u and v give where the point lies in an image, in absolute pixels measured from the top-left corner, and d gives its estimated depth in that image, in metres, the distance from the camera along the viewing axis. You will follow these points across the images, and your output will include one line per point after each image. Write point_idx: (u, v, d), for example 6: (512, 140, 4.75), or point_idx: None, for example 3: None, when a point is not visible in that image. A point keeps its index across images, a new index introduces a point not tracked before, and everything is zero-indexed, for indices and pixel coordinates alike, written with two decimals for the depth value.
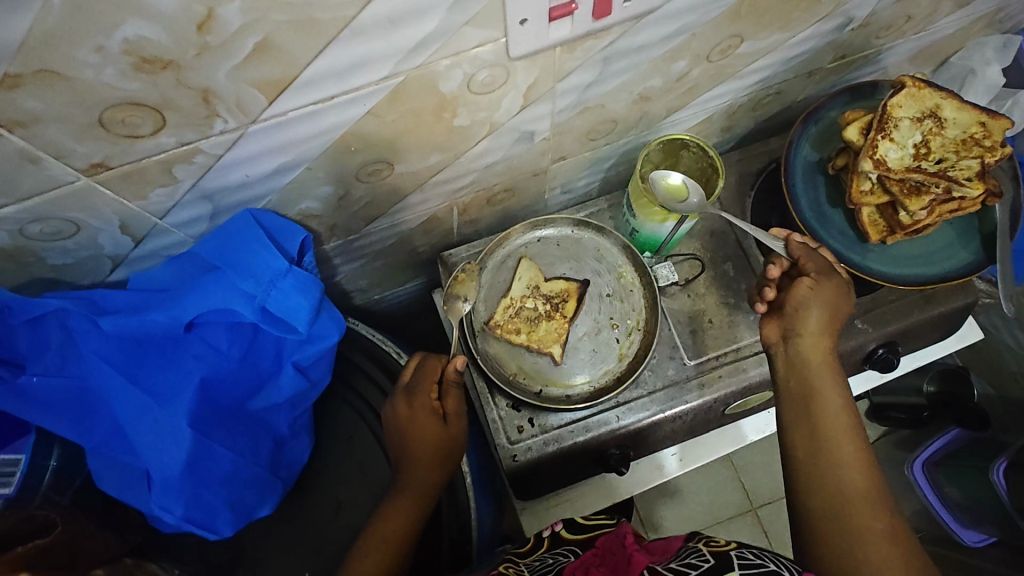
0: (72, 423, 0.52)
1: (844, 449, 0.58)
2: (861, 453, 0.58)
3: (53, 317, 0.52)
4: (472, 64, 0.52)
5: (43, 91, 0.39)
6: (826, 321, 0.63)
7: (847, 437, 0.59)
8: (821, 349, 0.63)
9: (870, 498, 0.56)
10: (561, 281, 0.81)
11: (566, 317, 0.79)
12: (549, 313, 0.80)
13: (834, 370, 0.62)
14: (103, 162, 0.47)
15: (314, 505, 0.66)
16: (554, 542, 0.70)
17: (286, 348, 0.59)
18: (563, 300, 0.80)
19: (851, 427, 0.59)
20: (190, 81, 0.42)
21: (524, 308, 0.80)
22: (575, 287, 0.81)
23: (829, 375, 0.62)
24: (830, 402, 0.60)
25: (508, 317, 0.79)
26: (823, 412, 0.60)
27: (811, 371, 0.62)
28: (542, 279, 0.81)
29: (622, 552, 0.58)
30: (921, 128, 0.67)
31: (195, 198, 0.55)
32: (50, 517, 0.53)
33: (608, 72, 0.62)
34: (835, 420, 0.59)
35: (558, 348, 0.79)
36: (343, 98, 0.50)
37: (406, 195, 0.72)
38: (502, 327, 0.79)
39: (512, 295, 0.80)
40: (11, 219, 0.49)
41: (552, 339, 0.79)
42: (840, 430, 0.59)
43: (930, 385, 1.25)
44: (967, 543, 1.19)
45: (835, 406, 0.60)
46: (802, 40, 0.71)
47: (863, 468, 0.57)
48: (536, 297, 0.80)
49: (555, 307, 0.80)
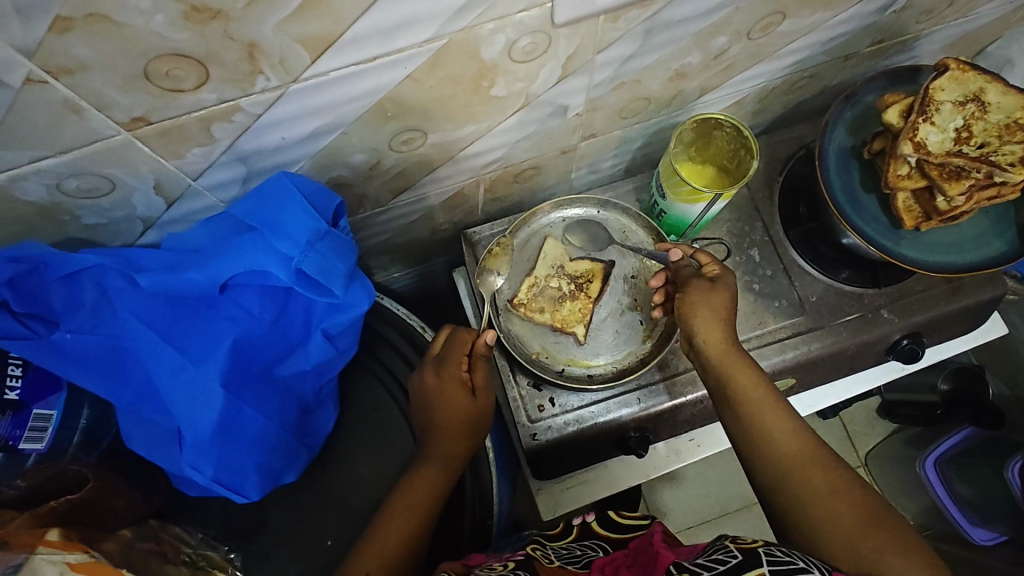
0: (104, 379, 0.53)
1: (768, 420, 0.60)
2: (788, 420, 0.60)
3: (88, 274, 0.52)
4: (515, 29, 0.51)
5: (92, 37, 0.39)
6: (712, 319, 0.64)
7: (769, 409, 0.60)
8: (718, 341, 0.64)
9: (809, 456, 0.58)
10: (586, 262, 0.81)
11: (590, 297, 0.79)
12: (574, 294, 0.79)
13: (739, 356, 0.64)
14: (144, 117, 0.46)
15: (337, 475, 0.66)
16: (583, 533, 0.71)
17: (317, 315, 0.59)
18: (588, 280, 0.80)
19: (771, 400, 0.61)
20: (237, 33, 0.42)
21: (549, 287, 0.79)
22: (600, 268, 0.80)
23: (738, 361, 0.63)
24: (745, 385, 0.62)
25: (533, 295, 0.79)
26: (745, 395, 0.61)
27: (720, 359, 0.64)
28: (567, 259, 0.81)
29: (651, 551, 0.58)
30: (963, 113, 0.66)
31: (231, 160, 0.55)
32: (83, 473, 0.55)
33: (648, 46, 0.61)
34: (756, 400, 0.61)
35: (582, 328, 0.78)
36: (386, 59, 0.49)
37: (436, 168, 0.71)
38: (525, 305, 0.78)
39: (536, 274, 0.80)
40: (51, 172, 0.48)
41: (576, 318, 0.78)
42: (764, 407, 0.61)
43: (944, 383, 1.23)
44: (978, 541, 1.18)
45: (752, 386, 0.62)
46: (842, 21, 0.70)
47: (792, 432, 0.59)
48: (560, 277, 0.80)
49: (579, 287, 0.79)
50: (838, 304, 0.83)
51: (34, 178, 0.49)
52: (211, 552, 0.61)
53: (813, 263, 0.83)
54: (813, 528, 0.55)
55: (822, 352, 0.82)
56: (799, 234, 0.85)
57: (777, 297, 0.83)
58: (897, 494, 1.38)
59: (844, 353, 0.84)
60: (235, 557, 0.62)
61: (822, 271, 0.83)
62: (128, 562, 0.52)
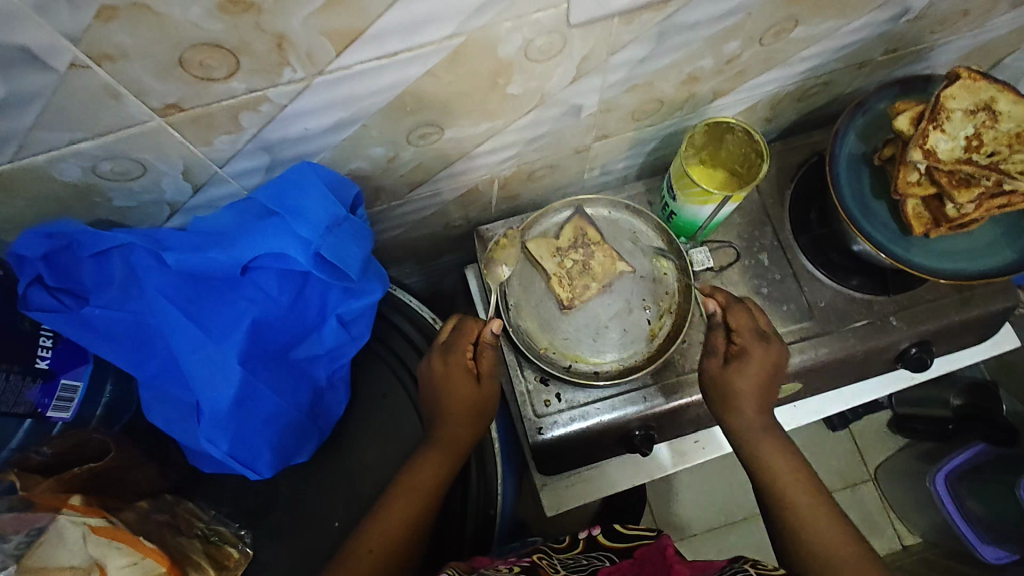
0: (129, 353, 0.55)
1: (769, 452, 0.66)
2: (831, 514, 0.61)
3: (118, 252, 0.54)
4: (532, 28, 0.53)
5: (133, 25, 0.41)
6: (731, 402, 0.68)
7: (775, 444, 0.67)
8: (749, 415, 0.67)
9: (797, 475, 0.64)
10: (568, 226, 0.82)
11: (600, 240, 0.82)
12: (589, 251, 0.82)
13: (772, 431, 0.68)
14: (177, 104, 0.49)
15: (345, 459, 0.68)
16: (590, 546, 0.73)
17: (331, 301, 0.61)
18: (582, 234, 0.82)
19: (809, 486, 0.63)
20: (267, 25, 0.44)
21: (571, 267, 0.81)
22: (578, 219, 0.83)
23: (766, 434, 0.67)
24: (782, 470, 0.65)
25: (570, 285, 0.80)
26: (750, 431, 0.67)
27: (754, 429, 0.67)
28: (554, 240, 0.82)
29: (662, 564, 0.61)
30: (974, 121, 0.66)
31: (256, 148, 0.57)
32: (104, 443, 0.57)
33: (661, 48, 0.63)
34: (795, 484, 0.63)
35: (624, 264, 0.81)
36: (406, 55, 0.51)
37: (452, 163, 0.73)
38: (572, 298, 0.80)
39: (553, 272, 0.81)
40: (88, 155, 0.51)
41: (611, 258, 0.81)
42: (800, 490, 0.63)
43: (957, 398, 1.24)
44: (989, 560, 1.15)
45: (762, 429, 0.67)
46: (856, 29, 0.71)
47: (838, 535, 0.59)
48: (567, 254, 0.81)
49: (586, 248, 0.82)
50: (847, 310, 0.84)
51: (72, 160, 0.51)
52: (222, 527, 0.63)
53: (823, 270, 0.84)
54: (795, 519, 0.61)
55: (829, 358, 0.83)
56: (809, 240, 0.85)
57: (786, 301, 0.84)
58: (907, 510, 1.36)
59: (852, 359, 0.84)
60: (244, 534, 0.64)
61: (831, 277, 0.84)
62: (146, 529, 0.56)
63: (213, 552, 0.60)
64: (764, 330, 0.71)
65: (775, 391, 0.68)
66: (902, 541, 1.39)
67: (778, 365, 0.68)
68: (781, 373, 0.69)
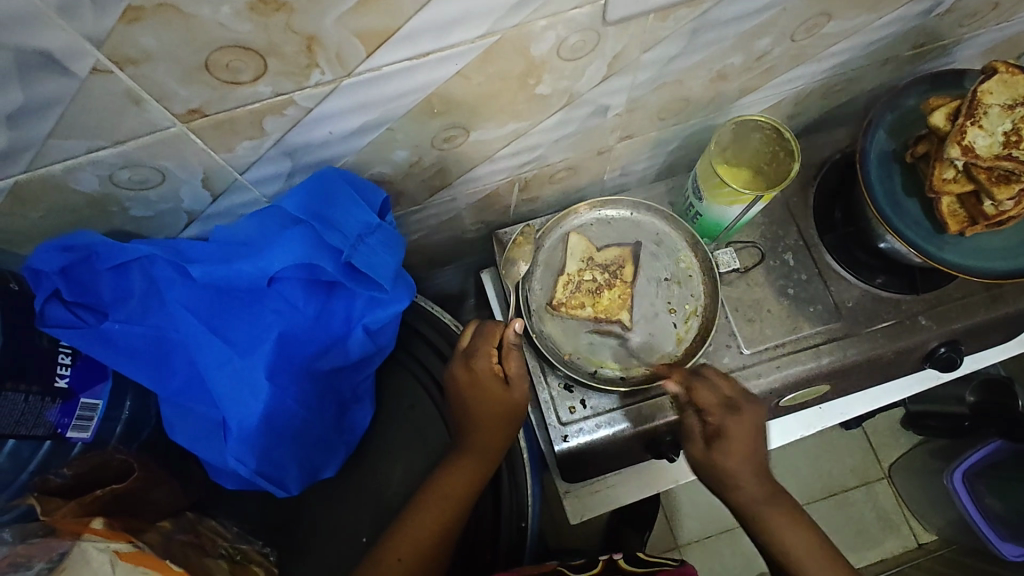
0: (151, 369, 0.53)
1: (778, 525, 0.65)
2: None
3: (137, 264, 0.52)
4: (566, 26, 0.51)
5: (161, 27, 0.39)
6: (726, 482, 0.65)
7: (782, 513, 0.65)
8: (752, 491, 0.65)
9: (808, 543, 0.64)
10: (615, 248, 0.81)
11: (627, 283, 0.80)
12: (610, 282, 0.80)
13: (777, 495, 0.66)
14: (200, 109, 0.46)
15: (370, 473, 0.66)
16: (609, 567, 0.72)
17: (357, 310, 0.58)
18: (620, 266, 0.80)
19: (822, 551, 0.64)
20: (299, 25, 0.42)
21: (583, 282, 0.80)
22: (629, 252, 0.81)
23: (772, 506, 0.65)
24: (794, 543, 0.64)
25: (570, 293, 0.79)
26: (755, 506, 0.65)
27: (758, 505, 0.65)
28: (595, 251, 0.81)
29: None
30: (1012, 116, 0.64)
31: (278, 154, 0.55)
32: (125, 463, 0.55)
33: (694, 45, 0.61)
34: (812, 559, 0.63)
35: (626, 315, 0.79)
36: (439, 55, 0.49)
37: (474, 166, 0.71)
38: (563, 303, 0.79)
39: (568, 272, 0.80)
40: (105, 163, 0.49)
41: (617, 307, 0.79)
42: (818, 566, 0.63)
43: (973, 395, 1.21)
44: (1008, 556, 1.15)
45: (765, 500, 0.65)
46: (886, 24, 0.70)
47: None
48: (592, 269, 0.80)
49: (614, 277, 0.80)
50: (875, 310, 0.82)
51: (89, 169, 0.49)
52: (246, 547, 0.61)
53: (849, 269, 0.82)
54: None
55: (858, 359, 0.81)
56: (835, 239, 0.84)
57: (813, 302, 0.82)
58: (924, 508, 1.34)
59: (880, 360, 0.83)
60: (269, 552, 0.62)
61: (857, 276, 0.82)
62: (170, 551, 0.53)
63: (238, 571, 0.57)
64: (732, 396, 0.68)
65: (764, 457, 0.66)
66: (918, 540, 1.37)
67: (757, 431, 0.66)
68: (762, 435, 0.67)
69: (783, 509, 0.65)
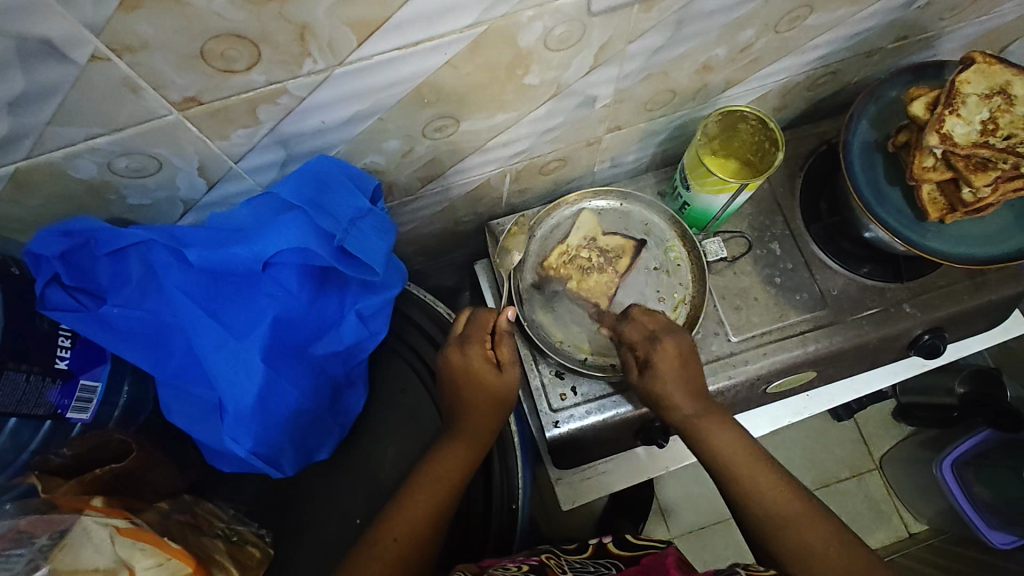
0: (149, 352, 0.55)
1: (712, 436, 0.65)
2: (781, 484, 0.62)
3: (135, 250, 0.53)
4: (553, 17, 0.52)
5: (157, 15, 0.40)
6: (670, 400, 0.66)
7: (720, 427, 0.65)
8: (688, 404, 0.66)
9: (744, 454, 0.64)
10: (619, 236, 0.83)
11: (618, 272, 0.81)
12: (602, 266, 0.82)
13: (720, 416, 0.66)
14: (196, 97, 0.48)
15: (364, 457, 0.67)
16: (598, 552, 0.73)
17: (350, 296, 0.61)
18: (618, 254, 0.82)
19: (759, 460, 0.63)
20: (292, 14, 0.43)
21: (580, 257, 0.82)
22: (631, 245, 0.83)
23: (710, 419, 0.66)
24: (732, 453, 0.64)
25: (562, 260, 0.81)
26: (687, 417, 0.66)
27: (690, 421, 0.66)
28: (599, 233, 0.83)
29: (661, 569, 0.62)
30: (989, 105, 0.66)
31: (272, 142, 0.56)
32: (124, 444, 0.57)
33: (678, 36, 0.62)
34: (750, 467, 0.63)
35: (606, 301, 0.80)
36: (429, 45, 0.51)
37: (466, 156, 0.73)
38: (552, 267, 0.81)
39: (568, 243, 0.82)
40: (103, 151, 0.50)
41: (601, 290, 0.80)
42: (756, 473, 0.62)
43: (962, 385, 1.22)
44: (997, 545, 1.18)
45: (699, 410, 0.66)
46: (868, 17, 0.71)
47: (788, 499, 0.61)
48: (591, 248, 0.82)
49: (609, 261, 0.82)
50: (860, 298, 0.84)
51: (87, 156, 0.50)
52: (242, 528, 0.62)
53: (834, 258, 0.84)
54: (754, 504, 0.61)
55: (843, 346, 0.83)
56: (820, 229, 0.85)
57: (799, 290, 0.84)
58: (913, 497, 1.36)
59: (865, 347, 0.85)
60: (265, 534, 0.63)
61: (842, 265, 0.84)
62: (168, 529, 0.54)
63: (235, 553, 0.59)
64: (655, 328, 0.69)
65: (694, 376, 0.67)
66: (909, 529, 1.39)
67: (684, 354, 0.67)
68: (691, 358, 0.68)
69: (722, 423, 0.66)
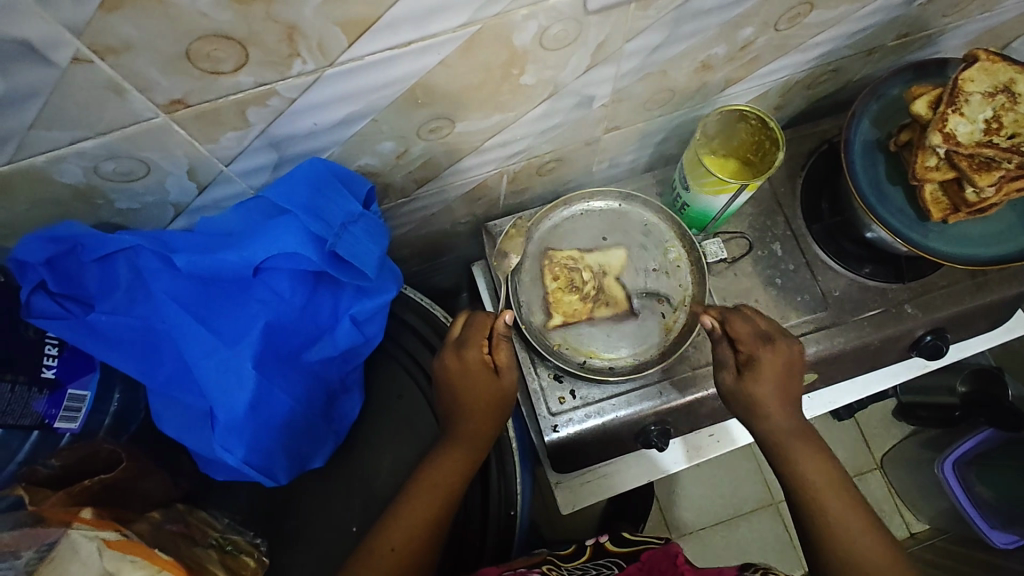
0: (139, 360, 0.54)
1: (796, 451, 0.64)
2: (860, 514, 0.61)
3: (123, 256, 0.52)
4: (548, 15, 0.51)
5: (140, 16, 0.39)
6: (764, 407, 0.64)
7: (805, 445, 0.64)
8: (782, 416, 0.64)
9: (822, 476, 0.63)
10: (619, 285, 0.80)
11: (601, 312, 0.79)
12: (593, 295, 0.80)
13: (806, 434, 0.65)
14: (183, 100, 0.47)
15: (360, 464, 0.66)
16: (597, 553, 0.72)
17: (343, 301, 0.60)
18: (611, 302, 0.80)
19: (840, 487, 0.63)
20: (278, 14, 0.42)
21: (582, 275, 0.80)
22: (625, 308, 0.79)
23: (797, 436, 0.64)
24: (813, 475, 0.63)
25: (563, 264, 0.80)
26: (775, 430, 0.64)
27: (782, 435, 0.64)
28: (609, 263, 0.81)
29: None
30: (992, 104, 0.65)
31: (263, 145, 0.55)
32: (114, 454, 0.55)
33: (677, 35, 0.61)
34: (829, 493, 0.62)
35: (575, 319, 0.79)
36: (421, 44, 0.50)
37: (462, 158, 0.72)
38: (553, 262, 0.80)
39: (580, 255, 0.81)
40: (90, 154, 0.49)
41: (577, 309, 0.79)
42: (834, 500, 0.61)
43: (963, 384, 1.21)
44: (997, 544, 1.17)
45: (787, 422, 0.64)
46: (869, 13, 0.70)
47: (863, 531, 0.60)
48: (594, 276, 0.80)
49: (602, 297, 0.80)
50: (861, 299, 0.83)
51: (74, 160, 0.49)
52: (236, 536, 0.62)
53: (835, 258, 0.83)
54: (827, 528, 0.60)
55: (845, 348, 0.82)
56: (821, 229, 0.84)
57: (800, 291, 0.83)
58: (915, 496, 1.35)
59: (868, 348, 0.84)
60: (260, 542, 0.62)
61: (844, 265, 0.83)
62: (159, 540, 0.53)
63: (228, 562, 0.58)
64: (767, 331, 0.67)
65: (795, 389, 0.65)
66: (910, 529, 1.38)
67: (791, 365, 0.65)
68: (796, 369, 0.66)
69: (810, 444, 0.64)
